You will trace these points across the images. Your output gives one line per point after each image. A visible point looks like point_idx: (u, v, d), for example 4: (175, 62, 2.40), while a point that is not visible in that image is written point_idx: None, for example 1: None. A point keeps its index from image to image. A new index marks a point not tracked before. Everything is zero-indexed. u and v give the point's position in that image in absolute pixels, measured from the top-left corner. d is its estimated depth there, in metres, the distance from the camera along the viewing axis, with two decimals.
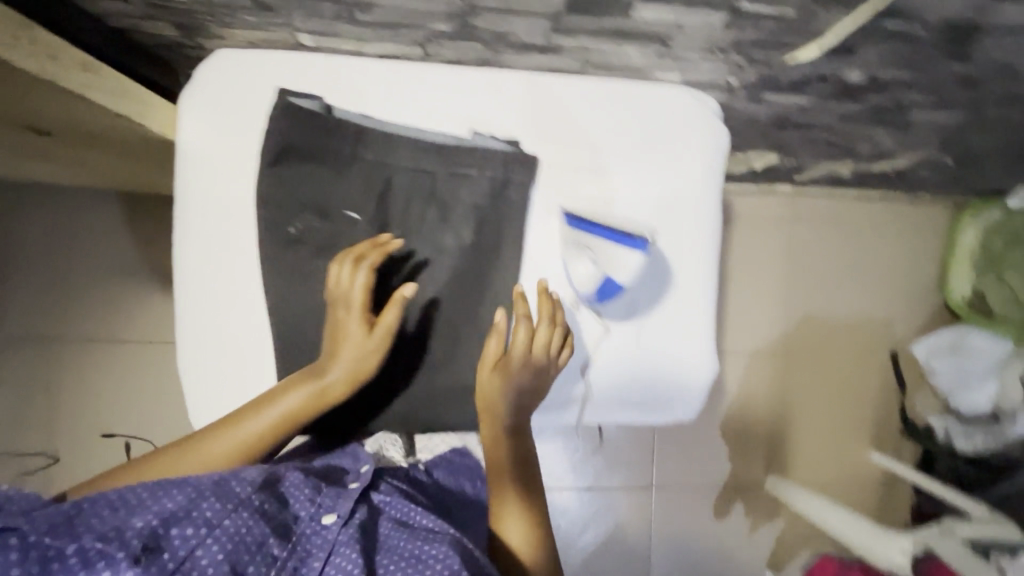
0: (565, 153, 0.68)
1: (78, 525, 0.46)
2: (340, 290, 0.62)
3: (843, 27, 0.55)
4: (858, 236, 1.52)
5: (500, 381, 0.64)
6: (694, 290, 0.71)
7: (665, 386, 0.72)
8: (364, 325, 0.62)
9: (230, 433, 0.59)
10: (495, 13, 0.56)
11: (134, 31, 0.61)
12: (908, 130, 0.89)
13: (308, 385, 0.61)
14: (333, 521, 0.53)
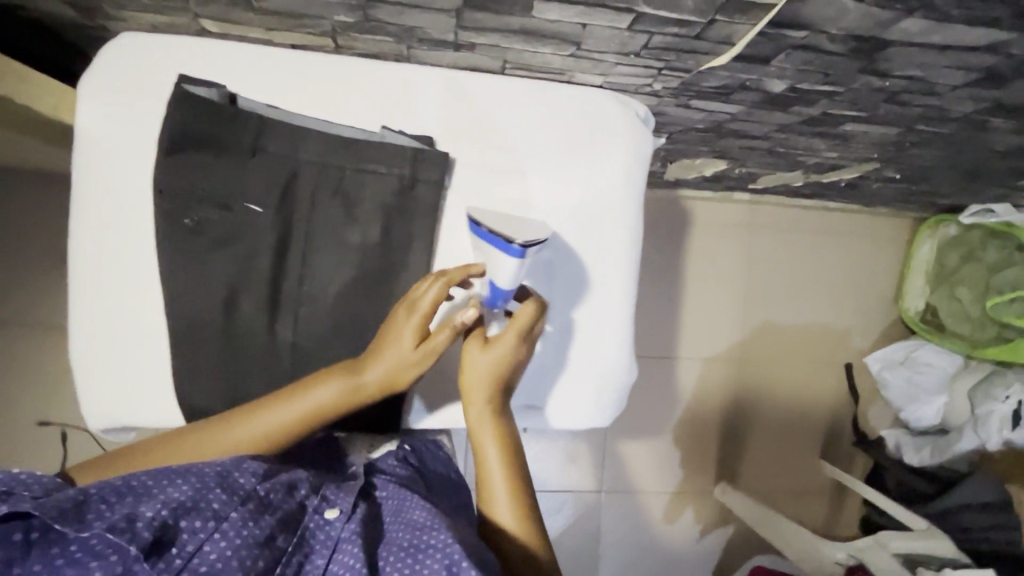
0: (480, 154, 0.68)
1: (87, 512, 0.44)
2: (409, 296, 0.61)
3: (749, 36, 0.54)
4: (815, 247, 1.52)
5: (489, 364, 0.61)
6: (611, 300, 0.71)
7: (582, 391, 0.72)
8: (412, 332, 0.58)
9: (259, 420, 0.57)
10: (394, 7, 0.54)
11: (24, 8, 0.59)
12: (847, 143, 0.89)
13: (342, 380, 0.58)
14: (336, 516, 0.54)
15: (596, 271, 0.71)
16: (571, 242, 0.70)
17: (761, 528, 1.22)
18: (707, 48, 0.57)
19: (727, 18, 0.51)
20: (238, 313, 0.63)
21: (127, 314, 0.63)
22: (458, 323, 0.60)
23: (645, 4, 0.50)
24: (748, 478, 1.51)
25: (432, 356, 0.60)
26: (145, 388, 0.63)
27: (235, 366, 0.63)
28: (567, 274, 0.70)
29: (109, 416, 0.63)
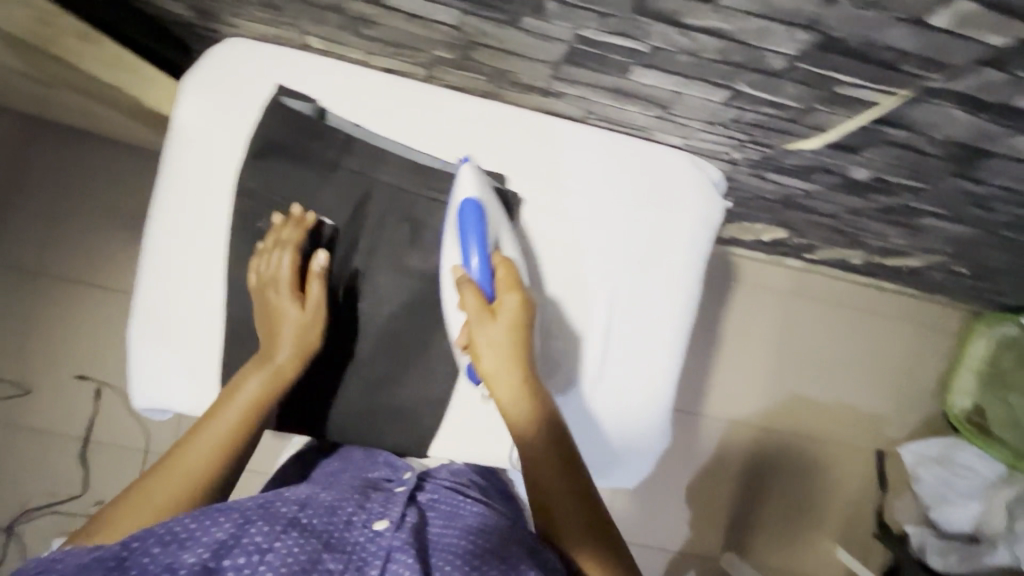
0: (548, 201, 0.69)
1: (131, 565, 0.45)
2: (266, 271, 0.63)
3: (845, 127, 0.53)
4: (863, 325, 1.46)
5: (505, 332, 0.59)
6: (658, 366, 0.71)
7: (610, 452, 0.70)
8: (289, 300, 0.62)
9: (196, 442, 0.56)
10: (494, 52, 0.55)
11: (148, 5, 0.62)
12: (919, 234, 0.86)
13: (260, 369, 0.61)
14: (385, 527, 0.53)
15: (643, 335, 0.70)
16: (626, 298, 0.69)
17: None
18: (797, 131, 0.57)
19: (824, 109, 0.50)
20: None
21: (184, 303, 0.65)
22: (320, 270, 0.63)
23: (744, 85, 0.50)
24: (757, 549, 1.45)
25: (322, 310, 0.63)
26: (189, 375, 0.65)
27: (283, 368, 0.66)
28: (610, 336, 0.69)
29: (151, 397, 0.65)
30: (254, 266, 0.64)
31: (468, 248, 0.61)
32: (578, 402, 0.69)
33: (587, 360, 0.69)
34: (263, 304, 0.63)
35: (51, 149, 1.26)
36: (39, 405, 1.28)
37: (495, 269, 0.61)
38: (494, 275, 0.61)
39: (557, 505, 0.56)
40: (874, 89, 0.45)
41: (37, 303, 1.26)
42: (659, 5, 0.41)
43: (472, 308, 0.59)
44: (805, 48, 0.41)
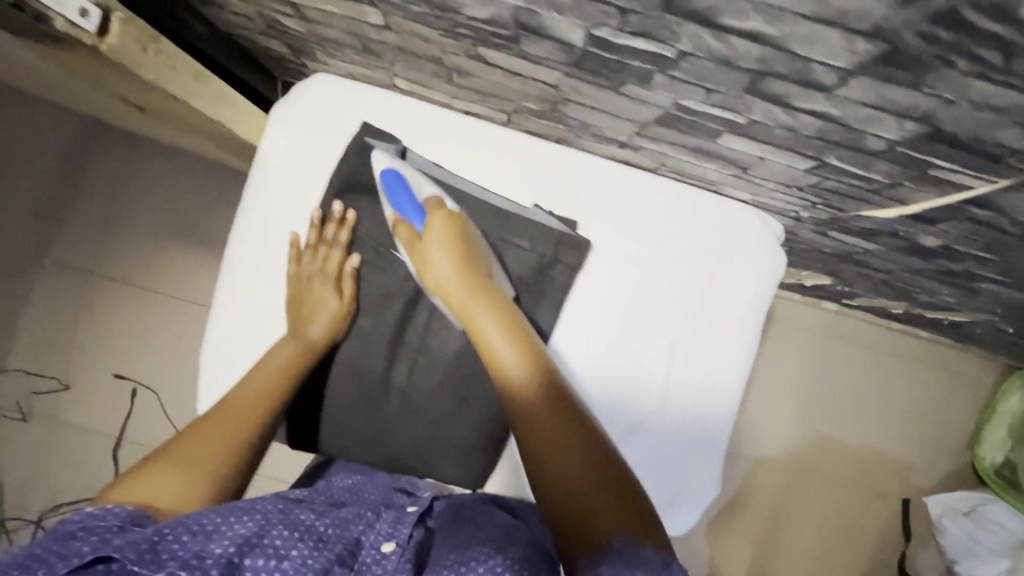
0: (617, 246, 0.70)
1: (161, 551, 0.46)
2: (310, 266, 0.68)
3: (929, 202, 0.54)
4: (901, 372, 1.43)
5: (442, 252, 0.64)
6: (719, 413, 0.71)
7: (667, 495, 0.71)
8: (327, 290, 0.67)
9: (239, 399, 0.63)
10: (585, 109, 0.56)
11: (245, 39, 0.64)
12: (974, 295, 0.86)
13: (293, 339, 0.66)
14: (391, 550, 0.53)
15: (701, 387, 0.71)
16: (693, 344, 0.71)
17: None
18: (875, 200, 0.58)
19: (912, 186, 0.51)
20: (363, 353, 0.68)
21: (255, 324, 0.69)
22: (353, 269, 0.68)
23: (834, 159, 0.51)
24: None
25: (353, 302, 0.68)
26: None
27: (348, 396, 0.68)
28: (673, 381, 0.70)
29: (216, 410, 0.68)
30: (295, 257, 0.68)
31: (401, 199, 0.66)
32: (633, 445, 0.71)
33: (644, 407, 0.70)
34: (299, 286, 0.68)
35: (108, 151, 1.28)
36: (75, 399, 1.29)
37: (425, 201, 0.66)
38: (423, 205, 0.66)
39: (542, 433, 0.56)
40: (969, 175, 0.46)
41: (85, 300, 1.29)
42: (771, 89, 0.41)
43: (407, 239, 0.66)
44: (911, 135, 0.42)
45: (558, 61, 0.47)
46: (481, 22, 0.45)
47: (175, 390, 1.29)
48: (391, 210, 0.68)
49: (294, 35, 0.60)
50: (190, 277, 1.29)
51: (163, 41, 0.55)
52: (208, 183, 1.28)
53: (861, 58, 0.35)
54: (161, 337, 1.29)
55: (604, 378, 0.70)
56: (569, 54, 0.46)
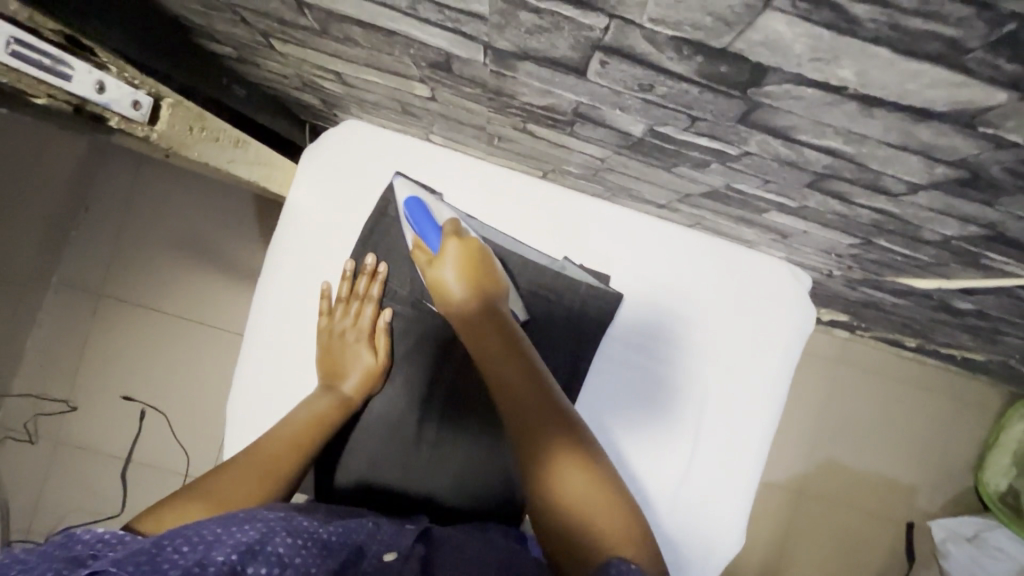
0: (651, 299, 0.70)
1: (162, 562, 0.41)
2: (342, 322, 0.67)
3: (974, 281, 0.53)
4: (931, 405, 1.37)
5: (455, 276, 0.59)
6: (749, 457, 0.70)
7: (698, 543, 0.69)
8: (362, 347, 0.67)
9: (275, 441, 0.60)
10: (627, 176, 0.56)
11: (279, 93, 0.64)
12: (996, 343, 0.86)
13: (328, 392, 0.65)
14: (394, 558, 0.52)
15: (736, 436, 0.69)
16: (727, 390, 0.69)
17: None
18: (916, 272, 0.57)
19: (960, 267, 0.51)
20: (394, 406, 0.68)
21: (284, 378, 0.68)
22: (386, 325, 0.68)
23: (881, 239, 0.50)
24: None
25: (386, 360, 0.68)
26: None
27: (376, 450, 0.67)
28: (704, 426, 0.69)
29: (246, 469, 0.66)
30: (327, 311, 0.67)
31: (422, 222, 0.62)
32: (663, 489, 0.69)
33: (678, 452, 0.69)
34: (333, 338, 0.67)
35: (107, 167, 1.24)
36: (81, 422, 1.23)
37: (444, 224, 0.61)
38: (441, 229, 0.61)
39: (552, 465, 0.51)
40: (1021, 267, 0.45)
41: (90, 321, 1.23)
42: (834, 188, 0.41)
43: (422, 263, 0.62)
44: (971, 235, 0.42)
45: (611, 143, 0.47)
46: (536, 106, 0.44)
47: (166, 408, 1.23)
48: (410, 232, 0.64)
49: (330, 93, 0.58)
50: (198, 296, 1.23)
51: (211, 119, 0.59)
52: (217, 203, 1.23)
53: (937, 178, 0.34)
54: (174, 355, 1.23)
55: (639, 420, 0.69)
56: (624, 139, 0.45)
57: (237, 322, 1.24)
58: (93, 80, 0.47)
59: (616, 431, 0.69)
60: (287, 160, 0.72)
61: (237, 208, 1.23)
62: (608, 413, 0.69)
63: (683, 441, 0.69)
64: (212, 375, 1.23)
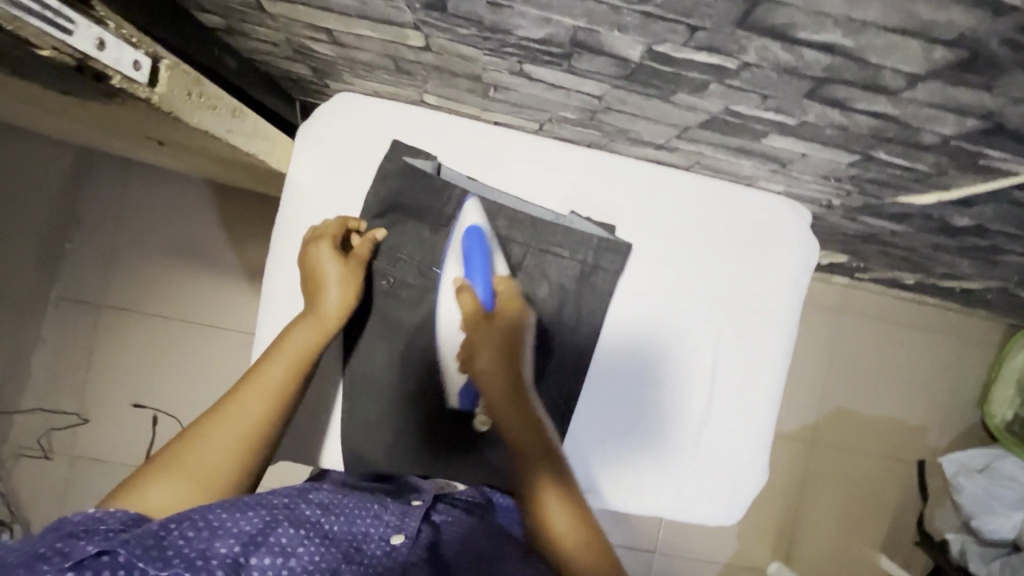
0: (655, 248, 0.69)
1: (168, 548, 0.43)
2: (314, 236, 0.64)
3: (971, 188, 0.55)
4: (935, 345, 1.38)
5: (500, 334, 0.62)
6: (764, 390, 0.71)
7: (719, 476, 0.71)
8: (332, 254, 0.62)
9: (250, 393, 0.56)
10: (624, 116, 0.56)
11: (269, 65, 0.64)
12: (994, 266, 0.87)
13: (306, 318, 0.61)
14: (401, 542, 0.50)
15: (746, 386, 0.71)
16: (736, 328, 0.70)
17: None
18: (915, 188, 0.58)
19: (958, 174, 0.52)
20: (411, 374, 0.67)
21: None
22: (375, 238, 0.65)
23: (881, 152, 0.51)
24: (802, 558, 1.35)
25: (362, 266, 0.64)
26: (308, 428, 0.68)
27: (400, 418, 0.67)
28: (718, 363, 0.70)
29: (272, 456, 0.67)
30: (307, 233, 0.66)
31: (473, 266, 0.63)
32: (683, 429, 0.70)
33: (695, 392, 0.70)
34: (304, 259, 0.64)
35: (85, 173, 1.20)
36: (91, 429, 1.21)
37: (497, 285, 0.64)
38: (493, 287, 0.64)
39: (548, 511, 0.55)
40: (1019, 163, 0.46)
41: (95, 333, 1.21)
42: (833, 94, 0.42)
43: (467, 305, 0.62)
44: (968, 131, 0.43)
45: (609, 75, 0.47)
46: (533, 41, 0.44)
47: (173, 405, 1.23)
48: (459, 271, 0.65)
49: (322, 59, 0.58)
50: (195, 295, 1.22)
51: (207, 83, 0.53)
52: (213, 202, 1.21)
53: (934, 65, 0.35)
54: (183, 360, 1.23)
55: (643, 384, 0.69)
56: (622, 68, 0.45)
57: (239, 319, 1.23)
58: (94, 35, 0.41)
59: (634, 379, 0.69)
60: (283, 139, 0.72)
61: (231, 206, 1.21)
62: (623, 362, 0.69)
63: (699, 381, 0.70)
64: (218, 369, 1.23)
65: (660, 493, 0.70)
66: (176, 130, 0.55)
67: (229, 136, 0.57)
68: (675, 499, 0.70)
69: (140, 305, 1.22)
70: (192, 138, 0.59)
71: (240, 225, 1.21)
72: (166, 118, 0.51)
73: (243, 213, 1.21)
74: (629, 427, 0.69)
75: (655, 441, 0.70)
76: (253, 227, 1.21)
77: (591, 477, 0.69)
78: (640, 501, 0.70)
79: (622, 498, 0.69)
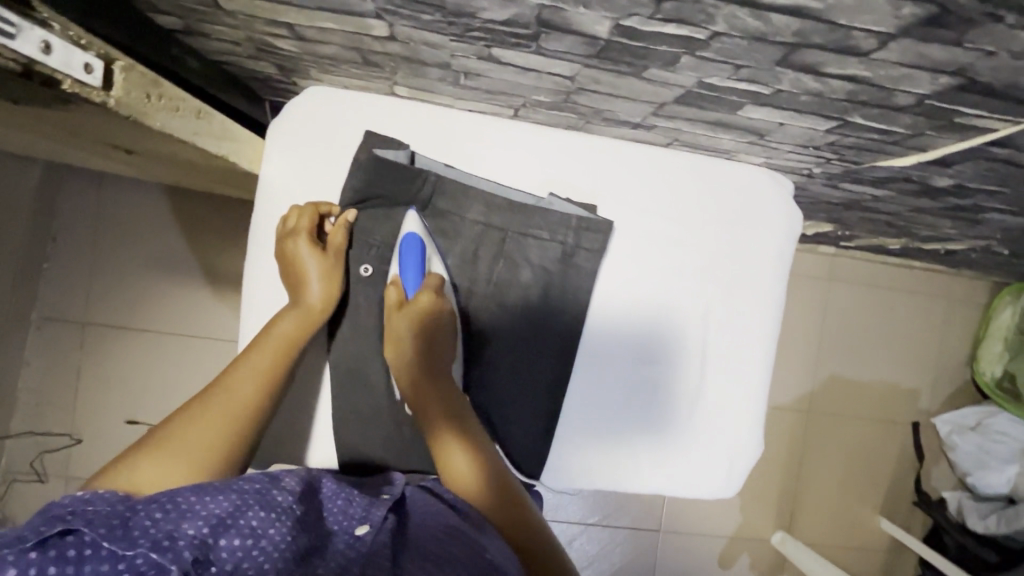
0: (639, 226, 0.69)
1: (134, 528, 0.43)
2: (288, 230, 0.64)
3: (949, 148, 0.54)
4: (924, 308, 1.40)
5: (413, 329, 0.62)
6: (756, 361, 0.71)
7: (714, 449, 0.71)
8: (310, 246, 0.62)
9: (236, 380, 0.58)
10: (599, 95, 0.55)
11: (232, 65, 0.62)
12: (977, 225, 0.88)
13: (291, 308, 0.62)
14: (365, 532, 0.52)
15: (737, 357, 0.71)
16: (724, 300, 0.70)
17: None
18: (894, 151, 0.58)
19: (935, 134, 0.52)
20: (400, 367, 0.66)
21: None
22: (349, 221, 0.65)
23: (856, 116, 0.51)
24: (804, 526, 1.37)
25: (341, 255, 0.65)
26: (300, 431, 0.67)
27: (392, 413, 0.67)
28: (708, 337, 0.70)
29: (266, 460, 0.66)
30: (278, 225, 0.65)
31: (405, 261, 0.65)
32: (676, 403, 0.70)
33: (686, 366, 0.70)
34: (283, 253, 0.64)
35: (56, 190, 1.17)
36: (84, 449, 1.20)
37: (426, 277, 0.64)
38: (421, 279, 0.64)
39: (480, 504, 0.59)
40: (995, 119, 0.46)
41: (83, 353, 1.19)
42: (804, 59, 0.41)
43: (391, 301, 0.64)
44: (942, 89, 0.42)
45: (578, 54, 0.46)
46: (498, 24, 0.43)
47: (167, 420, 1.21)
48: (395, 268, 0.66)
49: (286, 55, 0.57)
50: (182, 307, 1.20)
51: (166, 84, 0.51)
52: (193, 212, 1.19)
53: (903, 22, 0.35)
54: (174, 374, 1.21)
55: (639, 360, 0.70)
56: (590, 46, 0.44)
57: (229, 329, 1.22)
58: (37, 38, 0.39)
59: (626, 357, 0.69)
60: (253, 139, 0.70)
61: (212, 215, 1.20)
62: (613, 342, 0.69)
63: (690, 355, 0.70)
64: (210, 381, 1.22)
65: (656, 468, 0.70)
66: (138, 134, 0.53)
67: (196, 139, 0.56)
68: (672, 474, 0.70)
69: (126, 321, 1.20)
70: (157, 144, 0.58)
71: (223, 234, 1.20)
72: (123, 122, 0.49)
73: (225, 223, 1.20)
74: (623, 405, 0.70)
75: (648, 418, 0.70)
76: (235, 235, 1.20)
77: (586, 458, 0.70)
78: (636, 478, 0.70)
79: (619, 477, 0.70)
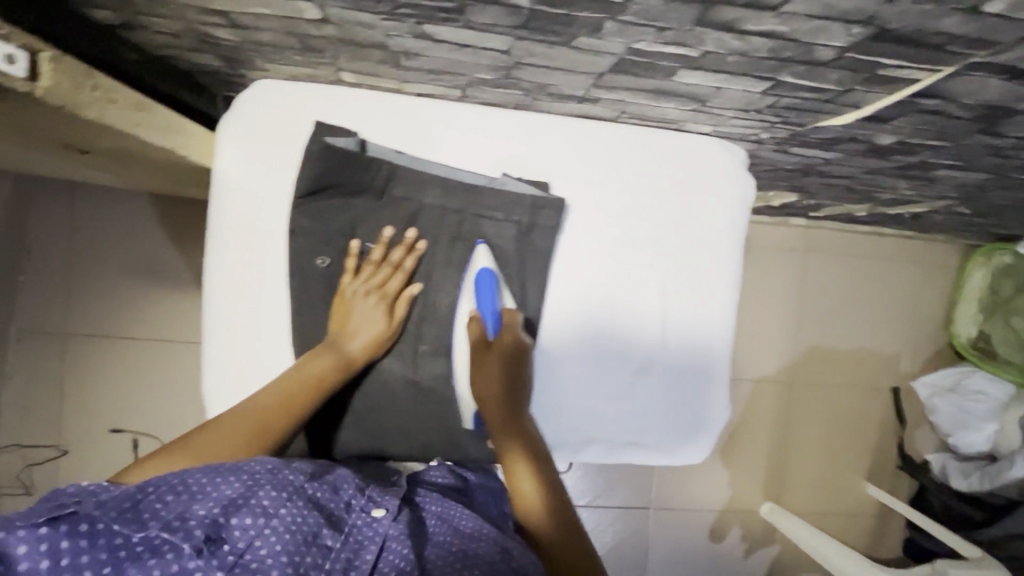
0: (592, 201, 0.70)
1: (144, 510, 0.44)
2: (362, 282, 0.67)
3: (881, 102, 0.56)
4: (896, 274, 1.42)
5: (500, 365, 0.66)
6: (713, 327, 0.72)
7: (678, 416, 0.72)
8: (377, 309, 0.67)
9: (262, 406, 0.62)
10: (538, 69, 0.56)
11: (177, 59, 0.63)
12: (932, 184, 0.89)
13: (330, 352, 0.65)
14: (383, 514, 0.52)
15: (695, 324, 0.72)
16: (679, 270, 0.71)
17: (809, 543, 1.16)
18: (831, 109, 0.59)
19: (865, 88, 0.53)
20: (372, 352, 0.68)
21: (249, 353, 0.67)
22: (412, 295, 0.68)
23: (786, 75, 0.52)
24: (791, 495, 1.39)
25: (399, 323, 0.68)
26: None
27: (361, 397, 0.69)
28: (666, 305, 0.71)
29: None
30: (350, 271, 0.68)
31: (483, 300, 0.68)
32: (637, 374, 0.71)
33: (644, 336, 0.71)
34: (346, 300, 0.67)
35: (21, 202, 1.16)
36: (66, 460, 1.20)
37: (503, 315, 0.68)
38: (500, 317, 0.68)
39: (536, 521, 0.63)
40: (916, 68, 0.47)
41: (60, 364, 1.19)
42: (720, 17, 0.42)
43: (476, 337, 0.68)
44: (858, 40, 0.44)
45: (505, 26, 0.47)
46: None
47: (148, 427, 1.22)
48: (471, 303, 0.69)
49: (229, 46, 0.58)
50: (157, 314, 1.21)
51: (99, 74, 0.52)
52: (164, 218, 1.19)
53: None
54: (155, 380, 1.22)
55: (598, 334, 0.70)
56: (514, 15, 0.45)
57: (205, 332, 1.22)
58: None
59: (585, 332, 0.70)
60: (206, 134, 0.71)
61: (184, 219, 1.20)
62: (571, 317, 0.70)
63: (648, 326, 0.71)
64: (189, 386, 1.23)
65: (620, 439, 0.72)
66: (78, 127, 0.54)
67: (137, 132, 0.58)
68: (636, 442, 0.72)
69: (102, 330, 1.20)
70: (100, 138, 0.59)
71: (195, 238, 1.20)
72: (56, 113, 0.50)
73: (197, 227, 1.20)
74: (584, 380, 0.70)
75: (611, 391, 0.71)
76: None
77: (553, 434, 0.71)
78: (606, 449, 0.72)
79: (582, 448, 0.72)
